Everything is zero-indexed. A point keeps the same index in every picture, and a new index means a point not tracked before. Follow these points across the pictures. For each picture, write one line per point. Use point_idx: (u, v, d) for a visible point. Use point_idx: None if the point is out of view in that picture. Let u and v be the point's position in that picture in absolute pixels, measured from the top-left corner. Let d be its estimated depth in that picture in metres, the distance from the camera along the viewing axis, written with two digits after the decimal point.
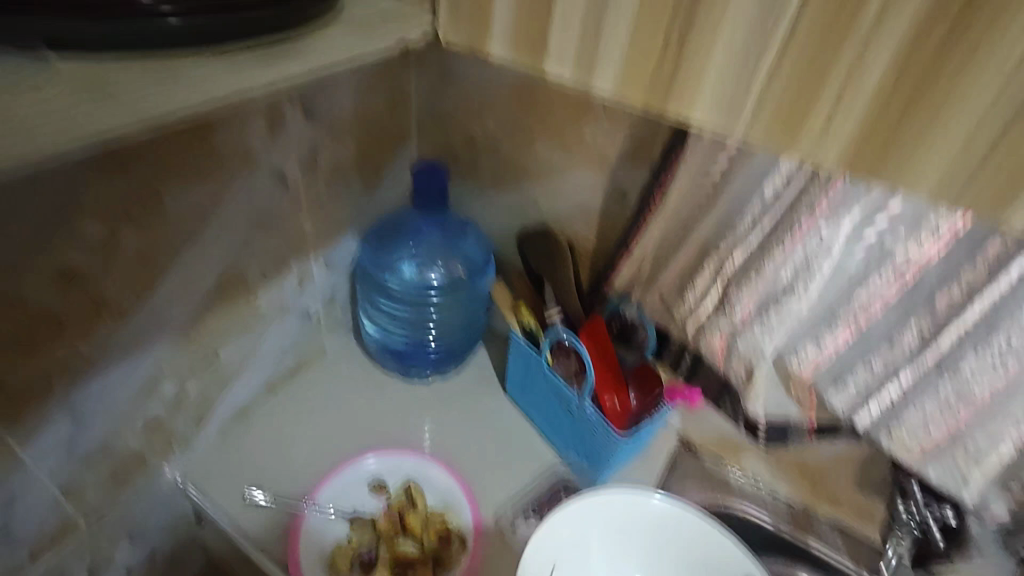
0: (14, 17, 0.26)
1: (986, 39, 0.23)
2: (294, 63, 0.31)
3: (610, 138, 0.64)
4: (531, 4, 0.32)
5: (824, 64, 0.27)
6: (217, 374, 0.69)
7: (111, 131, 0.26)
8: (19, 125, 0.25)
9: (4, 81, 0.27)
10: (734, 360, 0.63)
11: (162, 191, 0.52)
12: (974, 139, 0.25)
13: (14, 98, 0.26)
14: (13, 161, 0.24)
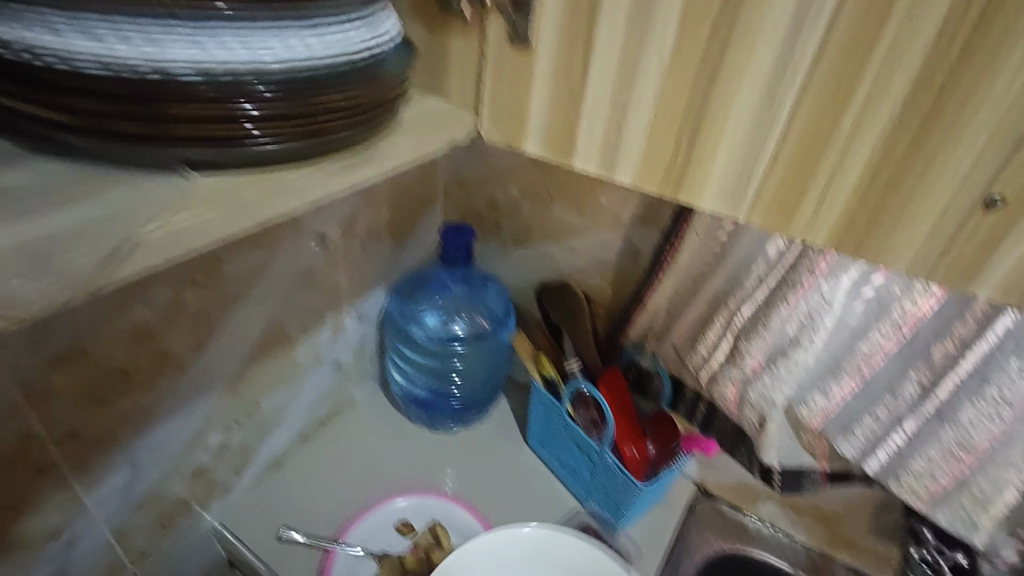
0: (103, 137, 0.26)
1: (942, 149, 0.28)
2: (361, 169, 0.33)
3: (624, 202, 0.70)
4: (560, 108, 0.37)
5: (812, 163, 0.32)
6: (257, 423, 0.73)
7: (208, 239, 0.26)
8: (118, 239, 0.24)
9: (74, 192, 0.26)
10: (747, 409, 0.67)
11: (223, 256, 0.58)
12: (939, 228, 0.30)
13: (99, 213, 0.25)
14: (120, 274, 0.24)
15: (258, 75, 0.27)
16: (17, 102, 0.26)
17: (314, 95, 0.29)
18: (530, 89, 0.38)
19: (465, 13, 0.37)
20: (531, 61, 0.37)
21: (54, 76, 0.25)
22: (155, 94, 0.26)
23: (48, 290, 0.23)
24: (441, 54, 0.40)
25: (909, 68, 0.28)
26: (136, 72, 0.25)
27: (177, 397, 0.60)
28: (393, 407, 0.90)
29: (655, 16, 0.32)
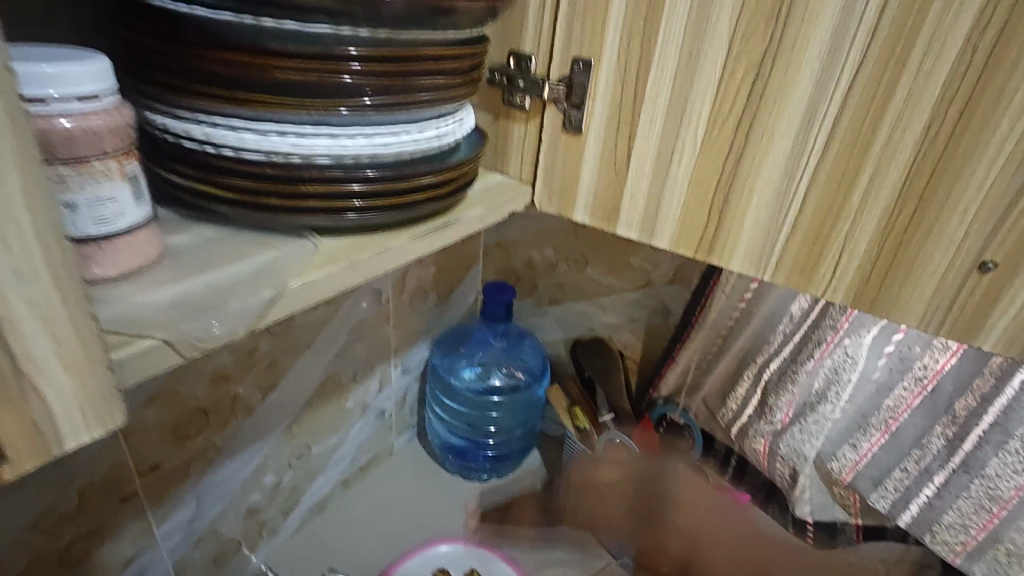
0: (246, 206, 0.33)
1: (938, 219, 0.33)
2: (438, 237, 0.40)
3: (654, 264, 0.76)
4: (607, 185, 0.44)
5: (828, 233, 0.37)
6: (307, 467, 0.77)
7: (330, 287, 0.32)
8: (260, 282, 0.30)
9: (220, 247, 0.32)
10: (779, 463, 0.69)
11: None
12: (942, 287, 0.34)
13: (241, 263, 0.31)
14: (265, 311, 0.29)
15: (373, 161, 0.35)
16: (187, 182, 0.33)
17: (410, 177, 0.36)
18: (581, 169, 0.44)
19: (526, 106, 0.45)
20: (582, 145, 0.44)
21: (223, 164, 0.32)
22: (297, 174, 0.33)
23: (226, 329, 0.27)
24: (503, 138, 0.47)
25: (903, 155, 0.33)
26: (286, 158, 0.33)
27: (243, 436, 0.65)
28: (431, 457, 0.94)
29: (688, 111, 0.39)
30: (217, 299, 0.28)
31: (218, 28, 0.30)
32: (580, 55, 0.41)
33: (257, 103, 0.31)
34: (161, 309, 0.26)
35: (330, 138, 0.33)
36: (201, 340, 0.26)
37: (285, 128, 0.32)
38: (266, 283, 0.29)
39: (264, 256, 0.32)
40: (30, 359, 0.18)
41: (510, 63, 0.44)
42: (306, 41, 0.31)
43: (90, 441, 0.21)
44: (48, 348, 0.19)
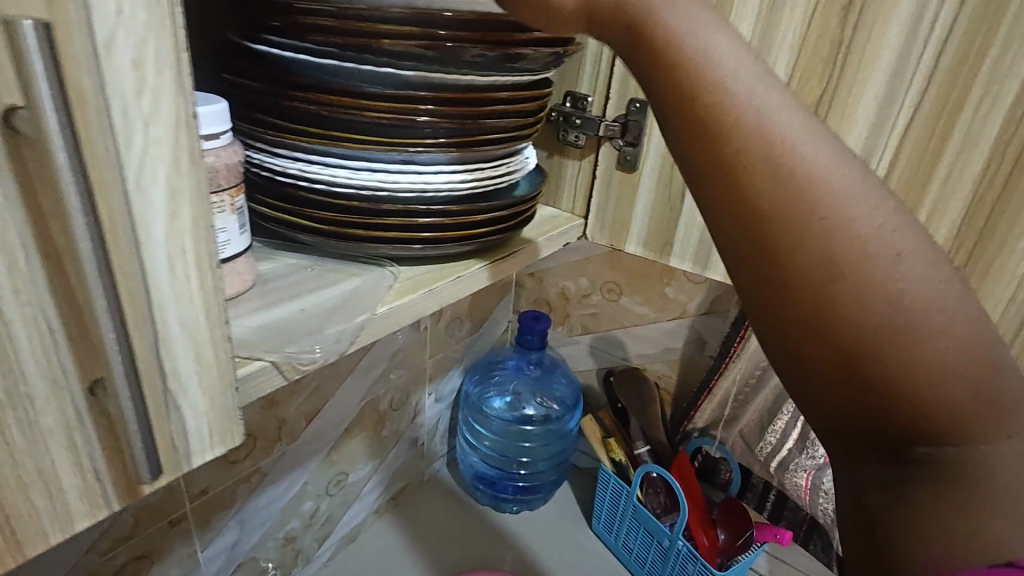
0: (332, 238, 0.36)
1: None
2: (504, 266, 0.42)
3: (690, 295, 0.77)
4: (661, 219, 0.46)
5: None
6: (343, 494, 0.78)
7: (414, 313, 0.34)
8: (352, 308, 0.32)
9: (306, 276, 0.34)
10: (821, 500, 0.71)
11: None
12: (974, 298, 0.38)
13: (330, 291, 0.33)
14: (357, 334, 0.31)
15: (451, 195, 0.37)
16: (277, 214, 0.35)
17: (483, 211, 0.39)
18: (634, 202, 0.46)
19: (581, 143, 0.47)
20: (636, 180, 0.46)
21: (319, 198, 0.35)
22: (382, 208, 0.35)
23: (322, 353, 0.29)
24: (556, 173, 0.49)
25: None
26: (373, 192, 0.35)
27: (287, 461, 0.66)
28: (461, 487, 0.94)
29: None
30: (312, 325, 0.30)
31: (317, 74, 0.33)
32: (636, 96, 0.43)
33: (351, 142, 0.33)
34: (264, 331, 0.28)
35: (415, 174, 0.35)
36: (299, 361, 0.28)
37: (375, 165, 0.34)
38: (357, 310, 0.31)
39: (349, 283, 0.34)
40: (177, 377, 0.23)
41: (566, 103, 0.46)
42: (401, 85, 0.33)
43: (212, 456, 0.25)
44: (189, 366, 0.23)
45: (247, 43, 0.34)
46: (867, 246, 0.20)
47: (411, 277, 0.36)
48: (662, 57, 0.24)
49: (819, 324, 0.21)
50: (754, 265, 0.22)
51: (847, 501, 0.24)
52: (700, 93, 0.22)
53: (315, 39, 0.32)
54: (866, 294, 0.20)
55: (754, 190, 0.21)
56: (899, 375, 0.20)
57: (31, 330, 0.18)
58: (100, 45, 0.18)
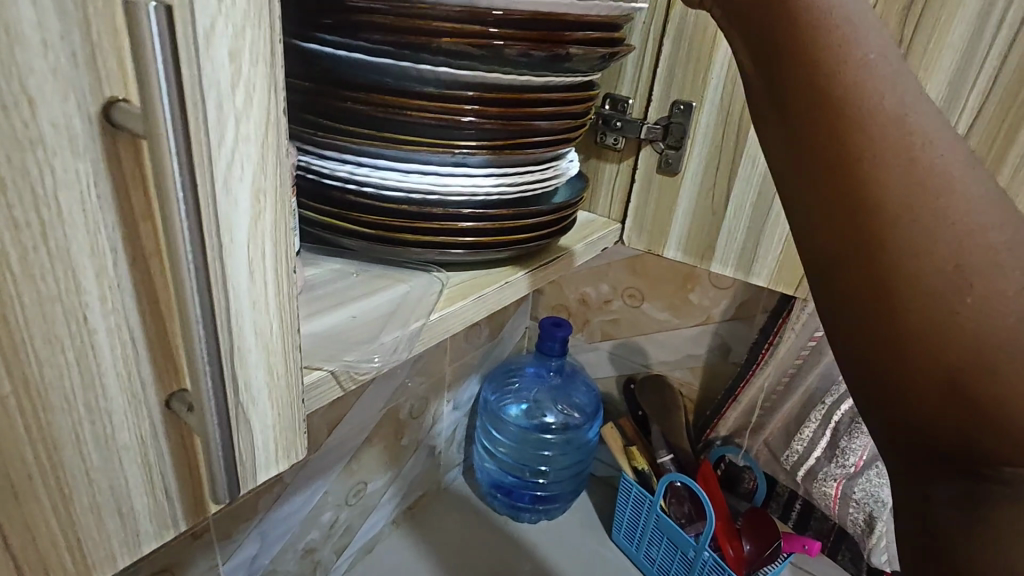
0: (378, 244, 0.35)
1: None
2: (548, 270, 0.41)
3: (715, 301, 0.76)
4: (703, 222, 0.45)
5: None
6: (362, 504, 0.76)
7: (461, 322, 0.34)
8: (402, 318, 0.31)
9: (352, 284, 0.34)
10: (852, 509, 0.70)
11: None
12: None
13: (378, 301, 0.33)
14: (409, 344, 0.31)
15: (500, 198, 0.36)
16: (322, 218, 0.35)
17: (531, 214, 0.38)
18: (674, 205, 0.45)
19: (620, 146, 0.46)
20: (677, 182, 0.45)
21: (368, 202, 0.34)
22: (431, 212, 0.34)
23: (382, 362, 0.29)
24: (593, 176, 0.48)
25: None
26: (424, 195, 0.34)
27: (308, 471, 0.65)
28: (477, 494, 0.92)
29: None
30: (366, 334, 0.30)
31: (371, 75, 0.32)
32: (680, 97, 0.42)
33: (402, 143, 0.33)
34: (321, 338, 0.29)
35: (465, 176, 0.34)
36: (357, 371, 0.28)
37: (425, 167, 0.33)
38: (412, 317, 0.32)
39: (399, 289, 0.34)
40: (249, 393, 0.22)
41: (606, 105, 0.45)
42: (453, 84, 0.32)
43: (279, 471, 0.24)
44: (261, 377, 0.22)
45: (298, 42, 0.32)
46: (995, 253, 0.18)
47: (458, 284, 0.36)
48: (784, 37, 0.22)
49: (921, 323, 0.19)
50: (857, 257, 0.20)
51: (911, 519, 0.22)
52: (826, 73, 0.21)
53: (372, 38, 0.31)
54: (985, 305, 0.18)
55: (874, 177, 0.19)
56: (1011, 388, 0.18)
57: (113, 341, 0.18)
58: (201, 35, 0.17)
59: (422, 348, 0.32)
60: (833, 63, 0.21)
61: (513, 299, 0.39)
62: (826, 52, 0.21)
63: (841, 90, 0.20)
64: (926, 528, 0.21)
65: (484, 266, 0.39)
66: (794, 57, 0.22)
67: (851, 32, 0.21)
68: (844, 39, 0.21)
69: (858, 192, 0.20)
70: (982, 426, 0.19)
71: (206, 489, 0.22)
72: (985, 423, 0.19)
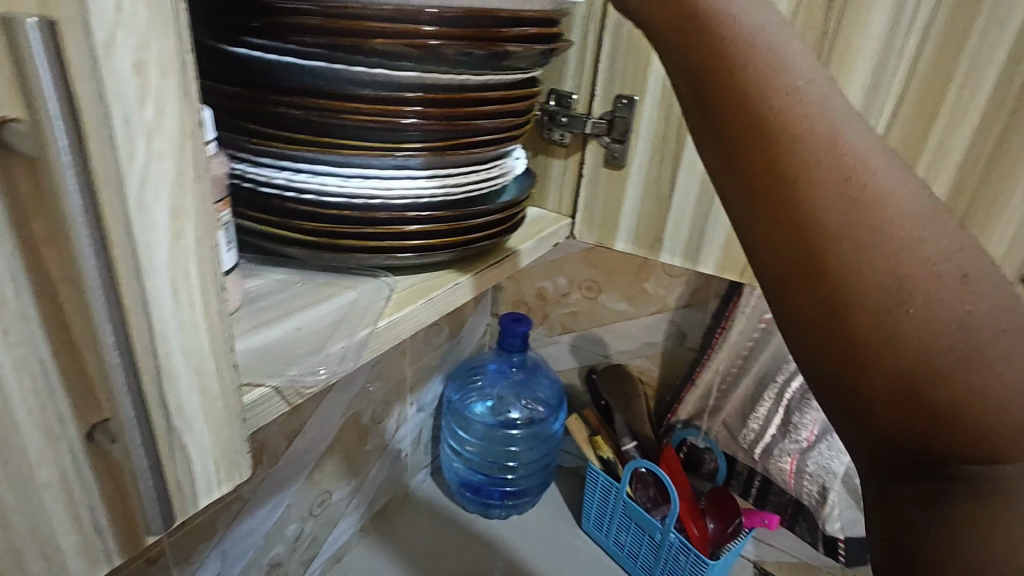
0: (323, 251, 0.34)
1: None
2: (499, 269, 0.41)
3: (669, 289, 0.78)
4: (651, 214, 0.46)
5: None
6: (328, 514, 0.75)
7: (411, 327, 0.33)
8: (349, 325, 0.31)
9: (297, 293, 0.33)
10: (806, 481, 0.73)
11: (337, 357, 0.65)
12: None
13: (324, 309, 0.32)
14: (357, 351, 0.30)
15: (447, 200, 0.36)
16: (262, 227, 0.34)
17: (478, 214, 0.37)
18: (622, 199, 0.46)
19: (566, 142, 0.46)
20: (624, 176, 0.45)
21: (310, 211, 0.33)
22: (375, 217, 0.34)
23: (330, 373, 0.29)
24: (542, 173, 0.49)
25: None
26: (367, 200, 0.33)
27: (269, 486, 0.63)
28: (446, 495, 0.92)
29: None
30: (312, 346, 0.29)
31: (305, 77, 0.31)
32: (622, 92, 0.43)
33: (341, 149, 0.32)
34: (262, 353, 0.28)
35: (409, 179, 0.34)
36: (304, 384, 0.27)
37: (367, 171, 0.33)
38: (358, 326, 0.31)
39: (343, 297, 0.33)
40: (182, 413, 0.21)
41: (551, 101, 0.45)
42: (390, 86, 0.32)
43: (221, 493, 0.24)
44: (193, 397, 0.22)
45: (222, 45, 0.31)
46: (931, 265, 0.19)
47: (407, 288, 0.35)
48: (715, 62, 0.23)
49: (872, 338, 0.20)
50: (804, 276, 0.21)
51: (881, 525, 0.23)
52: (757, 98, 0.22)
53: (302, 41, 0.30)
54: (927, 315, 0.19)
55: (812, 198, 0.20)
56: (957, 394, 0.19)
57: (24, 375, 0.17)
58: (100, 49, 0.16)
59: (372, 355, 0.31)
60: (768, 89, 0.21)
61: (465, 299, 0.38)
62: (756, 82, 0.22)
63: (775, 116, 0.21)
64: (896, 531, 0.22)
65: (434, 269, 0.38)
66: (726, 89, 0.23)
67: (779, 61, 0.22)
68: (772, 70, 0.22)
69: (800, 214, 0.21)
70: (942, 431, 0.20)
71: (143, 520, 0.21)
72: (939, 427, 0.20)
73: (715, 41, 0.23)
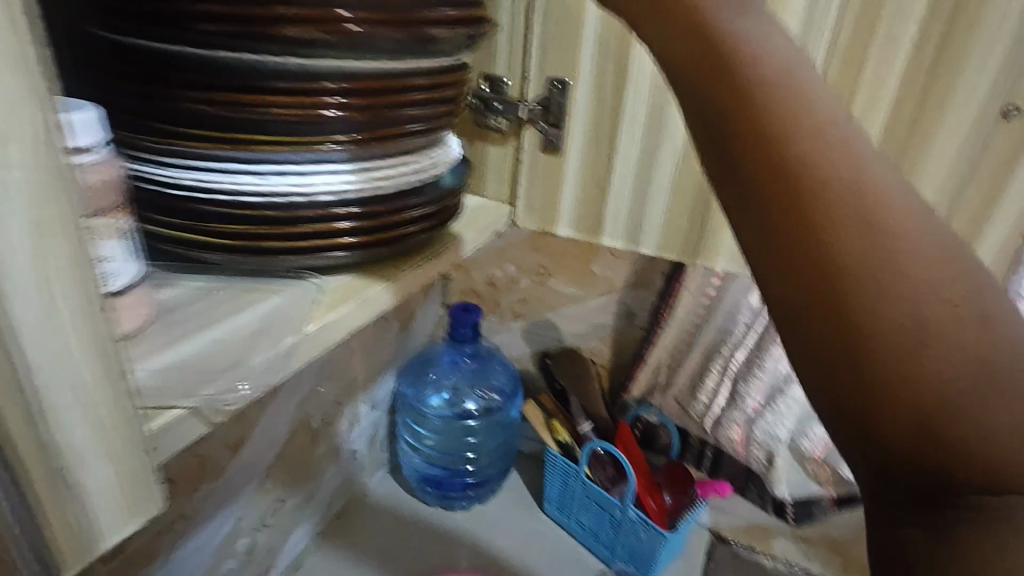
0: (241, 255, 0.33)
1: None
2: (436, 260, 0.40)
3: (616, 271, 0.78)
4: (591, 200, 0.46)
5: None
6: (282, 523, 0.72)
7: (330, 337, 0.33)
8: (265, 340, 0.31)
9: (216, 301, 0.32)
10: (754, 448, 0.76)
11: None
12: None
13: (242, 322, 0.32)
14: (273, 367, 0.30)
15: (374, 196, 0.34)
16: (174, 230, 0.32)
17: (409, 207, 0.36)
18: (562, 184, 0.46)
19: (503, 127, 0.45)
20: (562, 161, 0.45)
21: (227, 212, 0.31)
22: (294, 217, 0.32)
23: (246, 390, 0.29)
24: (479, 160, 0.48)
25: None
26: (286, 199, 0.32)
27: (215, 501, 0.60)
28: (406, 490, 0.90)
29: (661, 128, 0.42)
30: (226, 364, 0.29)
31: (212, 70, 0.29)
32: (555, 75, 0.43)
33: (252, 146, 0.30)
34: (173, 370, 0.28)
35: (330, 176, 0.33)
36: (222, 403, 0.28)
37: (282, 169, 0.31)
38: (283, 332, 0.31)
39: (268, 297, 0.33)
40: (74, 455, 0.22)
41: (483, 85, 0.44)
42: (307, 75, 0.30)
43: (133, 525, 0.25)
44: (84, 438, 0.22)
45: (114, 35, 0.29)
46: (946, 302, 0.20)
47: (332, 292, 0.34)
48: (724, 76, 0.23)
49: (888, 372, 0.20)
50: (817, 301, 0.21)
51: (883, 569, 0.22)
52: (772, 118, 0.22)
53: (205, 30, 0.28)
54: (940, 348, 0.19)
55: (830, 225, 0.20)
56: (969, 428, 0.19)
57: None
58: None
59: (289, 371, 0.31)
60: (783, 113, 0.22)
61: (397, 297, 0.37)
62: (774, 102, 0.22)
63: (791, 139, 0.21)
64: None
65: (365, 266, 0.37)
66: (738, 109, 0.23)
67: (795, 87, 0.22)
68: (783, 92, 0.22)
69: (811, 243, 0.21)
70: (952, 465, 0.20)
71: None
72: (953, 460, 0.20)
73: (731, 60, 0.23)
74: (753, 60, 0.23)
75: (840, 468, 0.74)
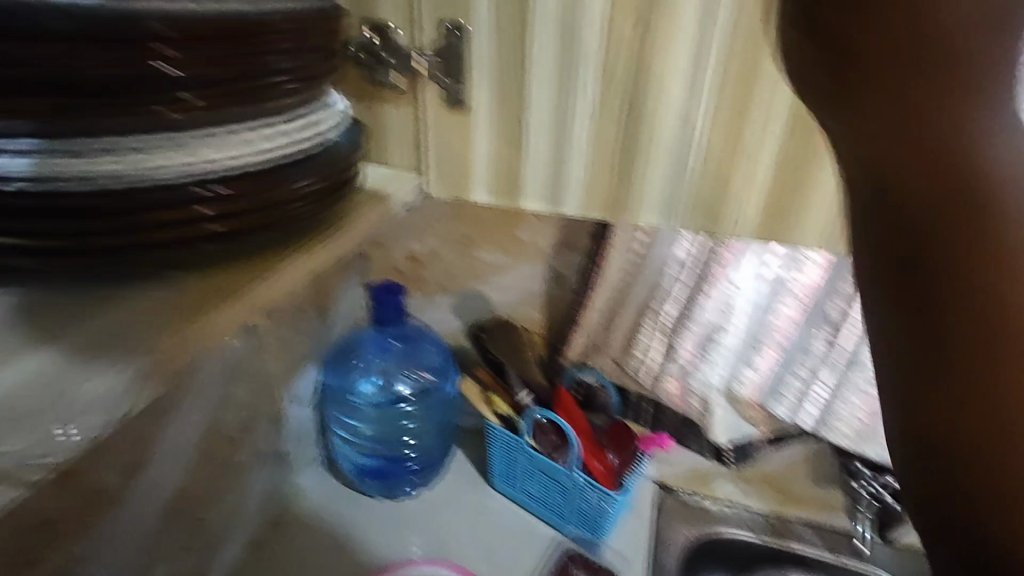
0: (83, 257, 0.28)
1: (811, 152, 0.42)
2: (328, 252, 0.38)
3: (541, 234, 0.76)
4: (504, 161, 0.46)
5: (729, 167, 0.44)
6: (204, 540, 0.68)
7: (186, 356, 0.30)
8: (105, 366, 0.28)
9: (64, 322, 0.30)
10: (690, 398, 0.77)
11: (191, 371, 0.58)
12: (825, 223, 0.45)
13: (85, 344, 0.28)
14: (108, 399, 0.27)
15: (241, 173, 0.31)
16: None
17: (286, 184, 0.33)
18: (473, 144, 0.46)
19: (400, 86, 0.44)
20: (468, 118, 0.45)
21: (58, 201, 0.27)
22: (142, 206, 0.28)
23: (78, 430, 0.26)
24: (377, 127, 0.46)
25: (782, 102, 0.41)
26: (133, 182, 0.28)
27: (118, 533, 0.54)
28: (345, 485, 0.85)
29: (579, 52, 0.41)
30: (58, 399, 0.26)
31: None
32: (450, 20, 0.41)
33: (79, 124, 0.26)
34: None
35: (183, 152, 0.29)
36: (43, 452, 0.24)
37: (123, 147, 0.27)
38: (135, 351, 0.29)
39: (120, 310, 0.31)
40: None
41: (373, 37, 0.42)
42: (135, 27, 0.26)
43: None
44: None
45: None
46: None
47: (201, 302, 0.32)
48: (941, 120, 0.29)
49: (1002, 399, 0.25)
50: (978, 335, 0.26)
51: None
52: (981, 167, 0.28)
53: None
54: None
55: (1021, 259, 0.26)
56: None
57: None
58: None
59: (132, 405, 0.28)
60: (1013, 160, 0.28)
61: (282, 299, 0.35)
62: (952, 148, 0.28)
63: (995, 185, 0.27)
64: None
65: (247, 265, 0.35)
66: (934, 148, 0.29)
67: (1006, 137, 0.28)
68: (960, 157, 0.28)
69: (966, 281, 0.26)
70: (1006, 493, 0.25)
71: None
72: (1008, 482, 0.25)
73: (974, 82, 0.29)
74: (970, 108, 0.29)
75: (769, 407, 0.75)
